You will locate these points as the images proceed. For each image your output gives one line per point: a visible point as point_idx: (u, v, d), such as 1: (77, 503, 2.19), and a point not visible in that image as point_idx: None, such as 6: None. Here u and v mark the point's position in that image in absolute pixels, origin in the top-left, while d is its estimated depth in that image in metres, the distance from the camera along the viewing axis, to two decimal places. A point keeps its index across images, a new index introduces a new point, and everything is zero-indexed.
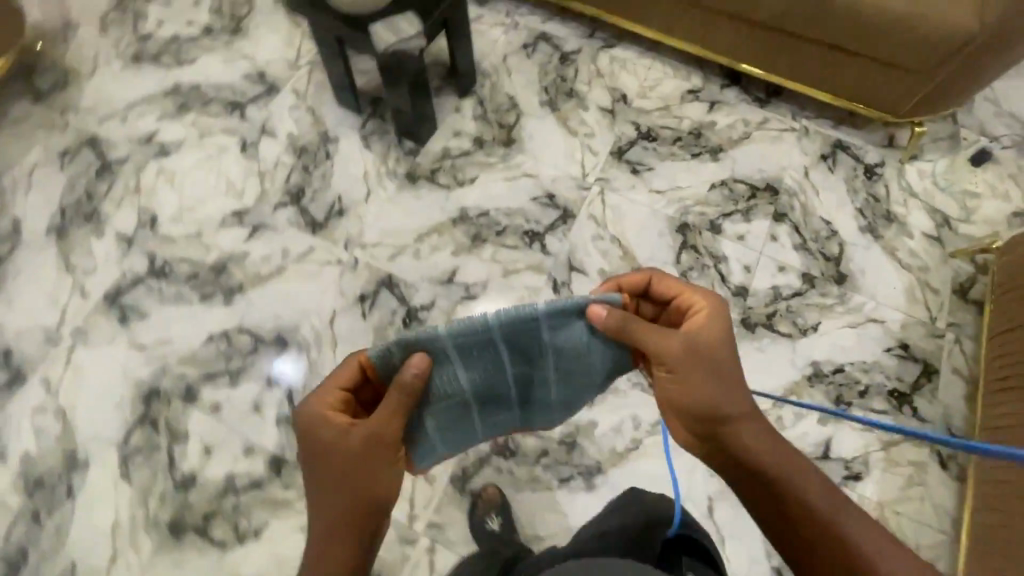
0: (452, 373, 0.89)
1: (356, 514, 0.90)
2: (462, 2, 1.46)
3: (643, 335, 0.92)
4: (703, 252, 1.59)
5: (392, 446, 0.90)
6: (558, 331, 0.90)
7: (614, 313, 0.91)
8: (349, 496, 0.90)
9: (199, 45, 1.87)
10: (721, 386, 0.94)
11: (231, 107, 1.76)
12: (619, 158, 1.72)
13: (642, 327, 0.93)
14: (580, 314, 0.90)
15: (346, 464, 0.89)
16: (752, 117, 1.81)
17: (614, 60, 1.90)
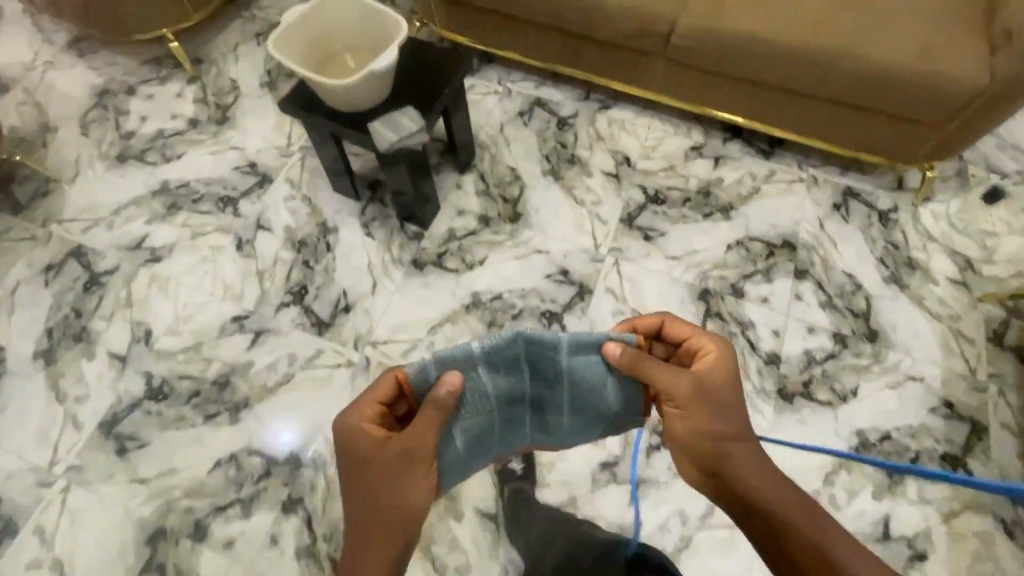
0: (476, 393, 0.90)
1: (389, 530, 0.84)
2: (461, 89, 1.41)
3: (652, 372, 0.89)
4: (729, 319, 1.53)
5: (428, 460, 0.87)
6: (577, 364, 0.91)
7: (628, 350, 0.90)
8: (382, 511, 0.84)
9: (186, 139, 1.81)
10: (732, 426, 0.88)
11: (223, 202, 1.69)
12: (630, 225, 1.67)
13: (653, 362, 0.90)
14: (597, 349, 0.91)
15: (381, 475, 0.84)
16: (758, 171, 1.78)
17: (612, 121, 1.87)
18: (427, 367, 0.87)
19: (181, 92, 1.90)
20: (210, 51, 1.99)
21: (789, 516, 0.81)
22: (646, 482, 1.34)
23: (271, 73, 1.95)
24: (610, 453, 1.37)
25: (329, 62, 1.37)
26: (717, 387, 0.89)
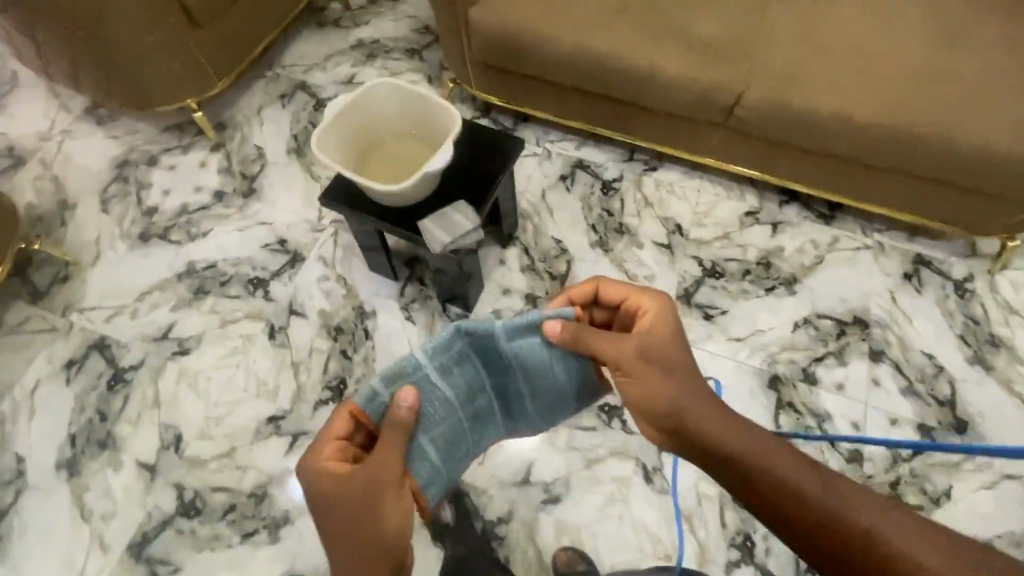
0: (437, 394, 0.98)
1: (376, 557, 0.84)
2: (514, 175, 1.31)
3: (594, 342, 0.95)
4: (804, 411, 1.42)
5: (400, 478, 0.91)
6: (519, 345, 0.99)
7: (567, 327, 0.96)
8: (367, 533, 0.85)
9: (211, 214, 1.71)
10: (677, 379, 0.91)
11: (252, 285, 1.59)
12: (688, 303, 1.57)
13: (594, 335, 0.96)
14: (538, 330, 0.98)
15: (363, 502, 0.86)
16: (820, 238, 1.67)
17: (659, 184, 1.77)
18: (377, 390, 0.93)
19: (205, 161, 1.81)
20: (234, 115, 1.90)
21: (751, 460, 0.81)
22: None
23: (298, 138, 1.86)
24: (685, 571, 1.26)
25: (371, 153, 1.28)
26: (656, 345, 0.93)
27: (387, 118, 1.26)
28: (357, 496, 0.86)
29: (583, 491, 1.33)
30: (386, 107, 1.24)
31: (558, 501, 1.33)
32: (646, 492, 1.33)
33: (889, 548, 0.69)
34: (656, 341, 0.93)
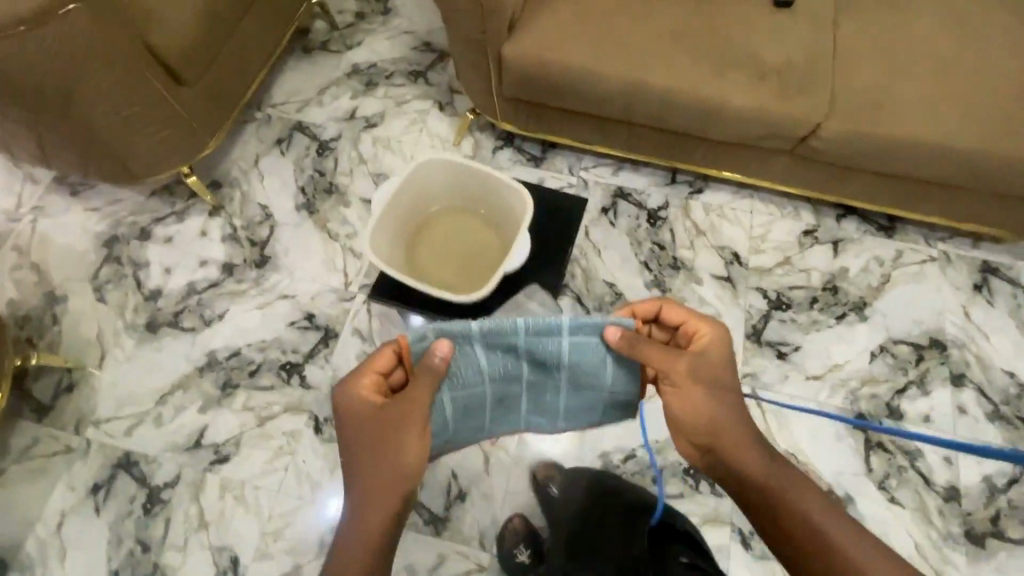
0: (472, 359, 0.93)
1: (382, 492, 0.83)
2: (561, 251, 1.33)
3: (648, 356, 0.91)
4: (894, 449, 1.36)
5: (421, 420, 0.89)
6: (573, 337, 0.93)
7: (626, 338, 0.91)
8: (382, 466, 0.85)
9: (224, 291, 1.53)
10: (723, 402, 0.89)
11: (285, 371, 1.44)
12: (759, 341, 1.47)
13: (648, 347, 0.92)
14: (597, 332, 0.92)
15: (387, 431, 0.86)
16: (884, 253, 1.58)
17: (709, 207, 1.64)
18: (425, 333, 0.90)
19: (205, 228, 1.61)
20: (229, 170, 1.70)
21: (773, 493, 0.82)
22: None
23: (306, 191, 1.67)
24: None
25: (417, 238, 1.24)
26: (713, 370, 0.90)
27: (425, 198, 1.21)
28: (377, 430, 0.87)
29: None
30: (422, 188, 1.18)
31: None
32: (747, 560, 1.27)
33: None
34: (712, 368, 0.90)
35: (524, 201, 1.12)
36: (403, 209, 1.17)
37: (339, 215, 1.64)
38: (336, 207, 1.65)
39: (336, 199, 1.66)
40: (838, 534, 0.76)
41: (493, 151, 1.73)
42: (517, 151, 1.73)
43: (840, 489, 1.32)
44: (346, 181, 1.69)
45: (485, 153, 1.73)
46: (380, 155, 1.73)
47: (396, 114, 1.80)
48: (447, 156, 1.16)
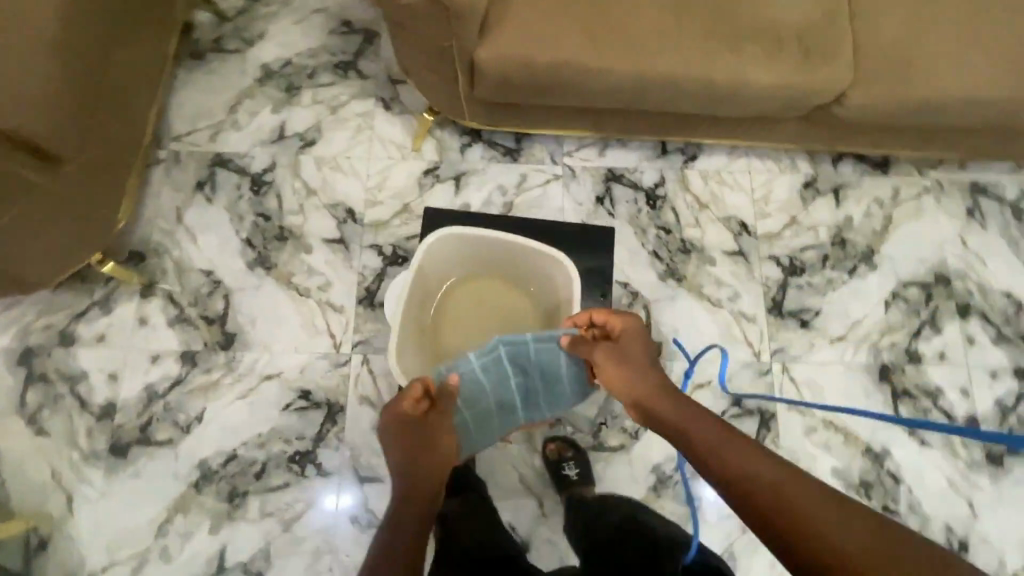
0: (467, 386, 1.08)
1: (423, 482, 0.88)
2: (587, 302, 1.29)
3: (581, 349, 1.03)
4: (918, 394, 1.42)
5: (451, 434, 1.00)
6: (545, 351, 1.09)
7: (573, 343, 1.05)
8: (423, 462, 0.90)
9: (192, 387, 1.30)
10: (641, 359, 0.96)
11: (298, 463, 1.27)
12: (781, 313, 1.44)
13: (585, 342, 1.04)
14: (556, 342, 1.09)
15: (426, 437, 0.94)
16: (883, 193, 1.54)
17: (706, 175, 1.52)
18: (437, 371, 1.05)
19: (142, 315, 1.33)
20: (149, 236, 1.38)
21: (691, 430, 0.83)
22: None
23: (254, 242, 1.40)
24: None
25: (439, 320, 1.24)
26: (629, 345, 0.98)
27: (430, 280, 1.19)
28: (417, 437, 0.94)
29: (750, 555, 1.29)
30: (425, 273, 1.17)
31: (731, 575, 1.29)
32: None
33: (785, 503, 0.68)
34: (627, 346, 0.98)
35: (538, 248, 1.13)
36: (415, 302, 1.15)
37: (302, 265, 1.39)
38: (295, 255, 1.40)
39: (293, 245, 1.41)
40: (740, 451, 0.76)
41: (461, 151, 1.50)
42: (489, 147, 1.50)
43: (877, 444, 1.38)
44: (299, 221, 1.42)
45: (453, 156, 1.49)
46: (329, 180, 1.46)
47: (335, 124, 1.50)
48: (444, 235, 1.13)
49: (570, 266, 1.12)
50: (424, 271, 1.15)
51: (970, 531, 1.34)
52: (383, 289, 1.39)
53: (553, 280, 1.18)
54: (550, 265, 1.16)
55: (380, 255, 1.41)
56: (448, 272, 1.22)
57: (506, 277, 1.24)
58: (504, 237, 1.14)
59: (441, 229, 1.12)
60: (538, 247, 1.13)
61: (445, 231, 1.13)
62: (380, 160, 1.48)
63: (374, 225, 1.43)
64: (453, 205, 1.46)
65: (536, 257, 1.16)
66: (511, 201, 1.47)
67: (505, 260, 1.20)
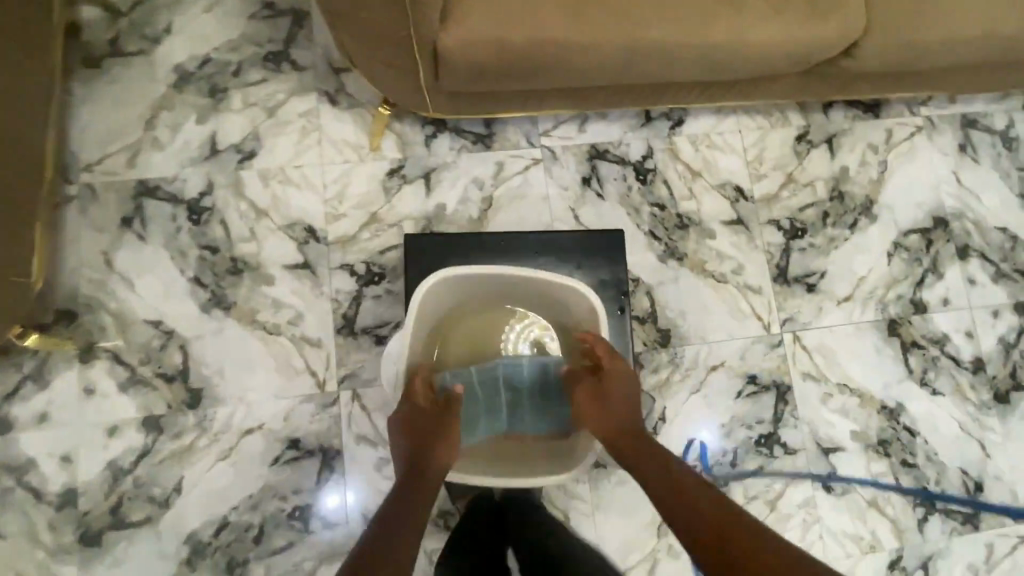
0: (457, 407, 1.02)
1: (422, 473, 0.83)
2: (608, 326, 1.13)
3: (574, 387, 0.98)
4: (926, 344, 1.40)
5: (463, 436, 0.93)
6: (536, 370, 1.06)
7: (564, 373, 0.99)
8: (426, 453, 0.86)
9: (163, 455, 1.15)
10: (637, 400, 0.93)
11: (299, 519, 1.16)
12: (787, 280, 1.37)
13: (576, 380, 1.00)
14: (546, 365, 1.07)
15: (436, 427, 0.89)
16: (876, 137, 1.47)
17: (696, 140, 1.40)
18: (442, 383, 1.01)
19: (88, 383, 1.16)
20: (76, 290, 1.18)
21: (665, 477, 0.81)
22: (932, 558, 1.32)
23: (204, 281, 1.22)
24: (891, 550, 1.31)
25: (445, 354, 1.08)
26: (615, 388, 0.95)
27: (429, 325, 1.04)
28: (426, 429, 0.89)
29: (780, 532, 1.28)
30: (423, 320, 1.01)
31: None
32: (831, 500, 1.31)
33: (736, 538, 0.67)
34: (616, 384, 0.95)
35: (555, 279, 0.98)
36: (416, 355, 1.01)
37: (265, 299, 1.23)
38: (256, 289, 1.23)
39: (251, 278, 1.23)
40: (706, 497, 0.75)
41: (426, 144, 1.32)
42: (456, 136, 1.34)
43: (891, 400, 1.36)
44: (253, 249, 1.24)
45: (417, 151, 1.32)
46: (280, 196, 1.27)
47: (275, 129, 1.29)
48: (444, 275, 0.96)
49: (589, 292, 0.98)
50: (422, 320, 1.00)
51: (984, 471, 1.37)
52: (362, 313, 1.24)
53: (570, 307, 1.04)
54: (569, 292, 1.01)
55: (353, 275, 1.25)
56: (446, 311, 1.07)
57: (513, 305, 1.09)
58: (512, 270, 0.98)
59: (436, 273, 0.96)
60: (552, 276, 0.98)
61: (440, 274, 0.96)
62: (335, 166, 1.29)
63: (340, 242, 1.26)
64: (426, 207, 1.30)
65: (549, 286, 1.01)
66: (490, 195, 1.32)
67: (511, 291, 1.05)
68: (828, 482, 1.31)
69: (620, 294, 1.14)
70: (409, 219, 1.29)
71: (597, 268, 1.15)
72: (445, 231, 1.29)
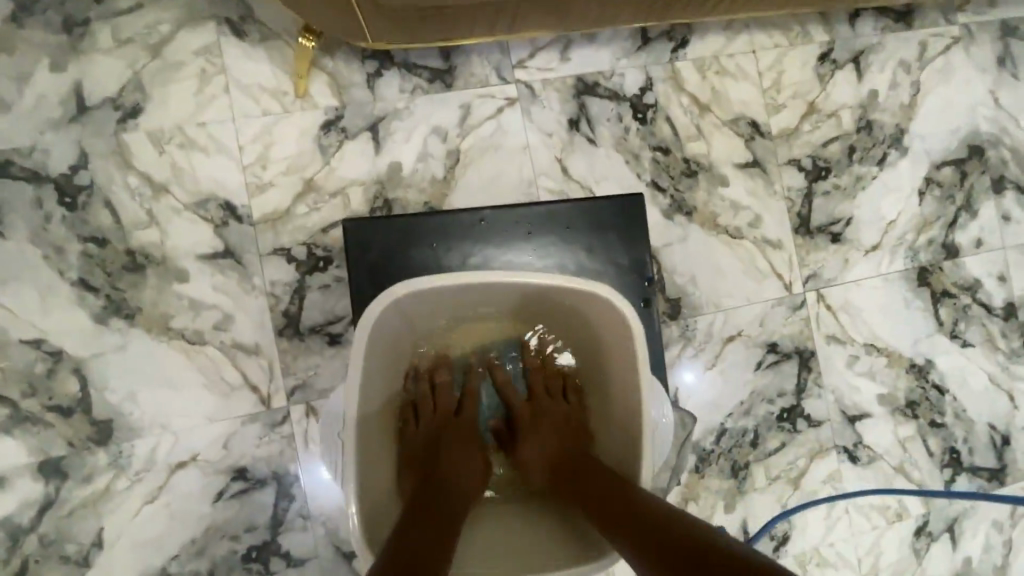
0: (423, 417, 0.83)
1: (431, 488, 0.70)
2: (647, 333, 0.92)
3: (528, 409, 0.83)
4: (957, 292, 1.25)
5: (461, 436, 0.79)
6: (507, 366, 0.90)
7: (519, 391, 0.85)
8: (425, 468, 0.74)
9: (69, 506, 0.91)
10: (623, 415, 0.78)
11: (255, 561, 0.96)
12: (809, 230, 1.19)
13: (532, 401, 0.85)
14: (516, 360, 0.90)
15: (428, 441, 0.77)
16: (908, 53, 1.24)
17: (703, 65, 1.15)
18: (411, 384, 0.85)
19: None
20: None
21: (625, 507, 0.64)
22: (959, 519, 1.23)
23: (94, 282, 0.94)
24: (918, 516, 1.21)
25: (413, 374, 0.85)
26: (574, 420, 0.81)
27: (394, 352, 0.81)
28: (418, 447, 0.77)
29: (804, 511, 1.16)
30: (385, 350, 0.77)
31: (787, 537, 1.15)
32: (857, 471, 1.19)
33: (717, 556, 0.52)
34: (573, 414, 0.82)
35: (567, 283, 0.75)
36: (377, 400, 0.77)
37: (181, 299, 0.96)
38: (166, 289, 0.96)
39: (157, 274, 0.96)
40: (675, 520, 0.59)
41: (369, 86, 1.03)
42: (407, 74, 1.05)
43: (920, 357, 1.23)
44: (155, 237, 0.96)
45: (359, 95, 1.03)
46: (182, 164, 0.97)
47: (163, 74, 0.97)
48: (415, 285, 0.73)
49: (607, 292, 0.74)
50: (381, 350, 0.76)
51: (1012, 424, 1.26)
52: (308, 308, 1.00)
53: (584, 314, 0.81)
54: (581, 298, 0.78)
55: (292, 261, 1.00)
56: (417, 330, 0.84)
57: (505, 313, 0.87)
58: (501, 274, 0.75)
59: (397, 286, 0.72)
60: (557, 276, 0.75)
61: (402, 287, 0.72)
62: (251, 121, 1.00)
63: (270, 220, 0.99)
64: (377, 167, 1.03)
65: (553, 290, 0.78)
66: (457, 148, 1.06)
67: (502, 298, 0.82)
68: (853, 452, 1.19)
69: (644, 282, 0.92)
70: (357, 185, 1.02)
71: (611, 247, 0.92)
72: (403, 197, 1.03)
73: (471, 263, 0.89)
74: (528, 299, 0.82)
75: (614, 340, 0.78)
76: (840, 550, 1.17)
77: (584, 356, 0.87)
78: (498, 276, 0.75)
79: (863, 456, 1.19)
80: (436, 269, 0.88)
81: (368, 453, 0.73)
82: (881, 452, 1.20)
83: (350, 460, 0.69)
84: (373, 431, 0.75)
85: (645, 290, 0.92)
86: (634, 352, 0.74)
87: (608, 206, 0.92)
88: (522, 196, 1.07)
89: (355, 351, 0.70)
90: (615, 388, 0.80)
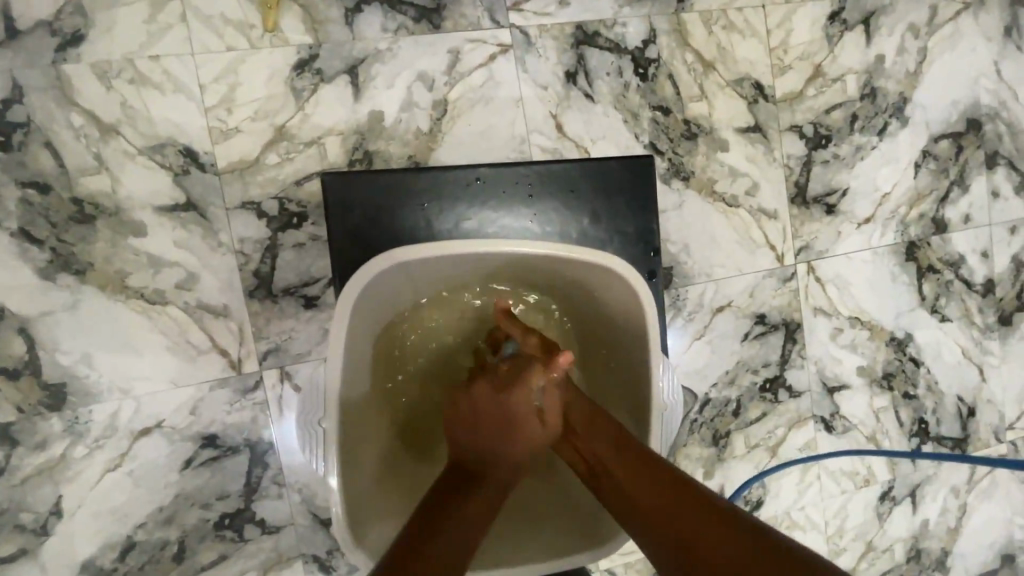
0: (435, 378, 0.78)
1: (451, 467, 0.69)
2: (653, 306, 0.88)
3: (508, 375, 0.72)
4: (942, 267, 1.25)
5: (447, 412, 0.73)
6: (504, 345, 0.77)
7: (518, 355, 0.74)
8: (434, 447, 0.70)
9: (21, 473, 0.85)
10: (631, 394, 0.76)
11: (228, 528, 0.93)
12: (805, 201, 1.16)
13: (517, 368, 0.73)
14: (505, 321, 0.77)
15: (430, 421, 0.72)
16: (919, 17, 1.19)
17: (710, 18, 1.08)
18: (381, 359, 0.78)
19: None
20: None
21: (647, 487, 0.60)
22: (920, 485, 1.28)
23: (38, 233, 0.84)
24: (883, 482, 1.26)
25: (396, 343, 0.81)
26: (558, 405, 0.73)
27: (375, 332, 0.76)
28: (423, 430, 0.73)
29: (780, 478, 1.18)
30: (369, 328, 0.72)
31: (762, 502, 1.18)
32: (831, 440, 1.22)
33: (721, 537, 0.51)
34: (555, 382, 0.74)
35: (577, 256, 0.70)
36: (361, 385, 0.72)
37: (137, 255, 0.88)
38: (120, 243, 0.87)
39: (110, 227, 0.87)
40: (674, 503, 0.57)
41: (348, 23, 0.93)
42: (390, 12, 0.94)
43: (900, 330, 1.24)
44: (106, 185, 0.86)
45: (336, 33, 0.92)
46: (134, 103, 0.87)
47: None
48: (407, 254, 0.67)
49: (616, 265, 0.70)
50: (365, 327, 0.71)
51: (978, 396, 1.31)
52: (282, 269, 0.93)
53: (591, 288, 0.76)
54: (587, 274, 0.74)
55: (262, 217, 0.91)
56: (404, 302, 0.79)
57: (504, 285, 0.82)
58: (504, 244, 0.69)
59: (384, 255, 0.66)
60: (560, 247, 0.70)
61: (389, 258, 0.66)
62: (214, 56, 0.89)
63: (237, 171, 0.90)
64: (356, 116, 0.94)
65: (559, 264, 0.73)
66: (444, 98, 0.97)
67: (498, 270, 0.77)
68: (829, 422, 1.21)
69: (651, 251, 0.88)
70: (334, 135, 0.93)
71: (617, 216, 0.87)
72: (385, 150, 0.95)
73: (465, 227, 0.82)
74: (531, 272, 0.77)
75: (623, 316, 0.75)
76: (809, 514, 1.21)
77: (589, 329, 0.84)
78: (498, 246, 0.69)
79: (837, 426, 1.22)
80: (428, 232, 0.81)
81: (351, 442, 0.68)
82: (854, 422, 1.23)
83: (332, 449, 0.64)
84: (356, 415, 0.71)
85: (651, 262, 0.89)
86: (644, 330, 0.72)
87: (614, 167, 0.87)
88: (513, 153, 1.00)
89: (337, 328, 0.65)
90: (627, 365, 0.77)
